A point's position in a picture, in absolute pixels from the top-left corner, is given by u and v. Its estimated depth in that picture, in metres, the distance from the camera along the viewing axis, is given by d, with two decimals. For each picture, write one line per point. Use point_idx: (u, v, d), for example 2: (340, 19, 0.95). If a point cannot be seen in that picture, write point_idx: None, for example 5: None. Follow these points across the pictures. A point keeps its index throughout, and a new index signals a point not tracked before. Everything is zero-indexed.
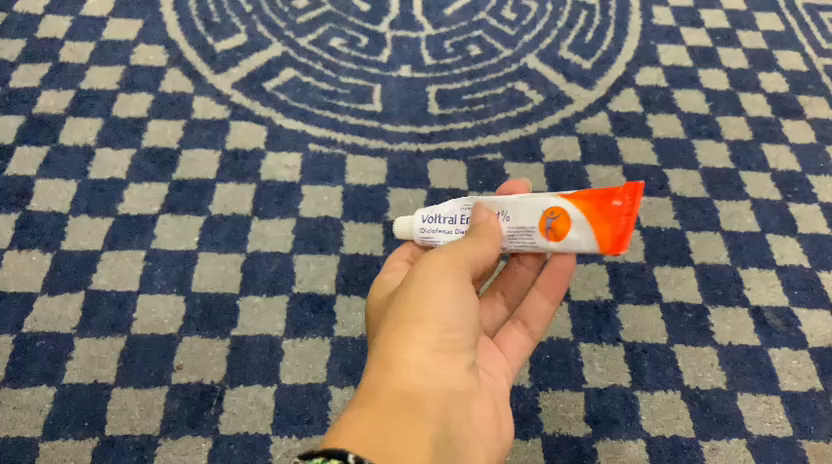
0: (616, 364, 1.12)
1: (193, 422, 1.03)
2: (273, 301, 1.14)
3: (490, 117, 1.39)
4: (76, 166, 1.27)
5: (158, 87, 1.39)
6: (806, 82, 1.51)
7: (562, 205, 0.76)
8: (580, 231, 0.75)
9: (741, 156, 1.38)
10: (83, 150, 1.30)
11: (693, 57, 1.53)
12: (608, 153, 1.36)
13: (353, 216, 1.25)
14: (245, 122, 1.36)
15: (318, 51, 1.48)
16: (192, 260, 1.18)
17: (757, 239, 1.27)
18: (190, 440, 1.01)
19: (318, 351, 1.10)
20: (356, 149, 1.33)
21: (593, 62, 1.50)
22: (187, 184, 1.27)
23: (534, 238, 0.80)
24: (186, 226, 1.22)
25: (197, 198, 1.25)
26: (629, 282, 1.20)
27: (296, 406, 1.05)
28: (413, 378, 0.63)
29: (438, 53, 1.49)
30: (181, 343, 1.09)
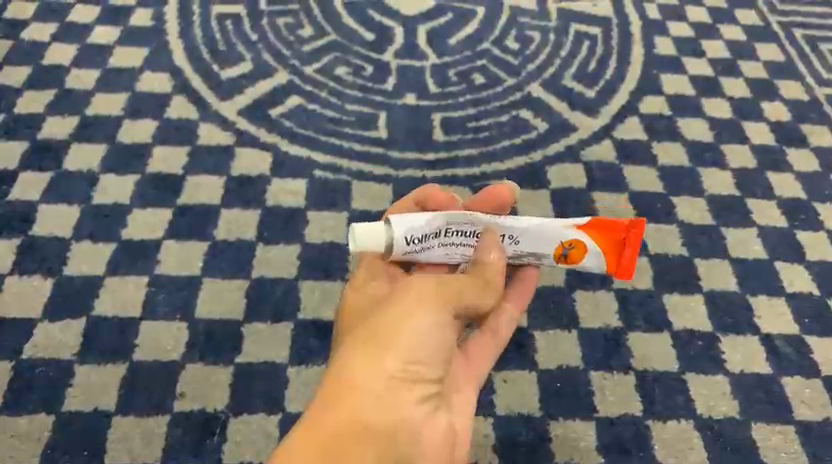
0: (630, 392, 0.90)
1: (13, 402, 0.81)
2: (132, 291, 0.90)
3: (503, 98, 1.21)
4: (18, 102, 1.09)
5: (20, 44, 1.17)
6: (792, 69, 1.32)
7: (580, 238, 0.75)
8: (594, 258, 0.76)
9: (722, 154, 1.18)
10: (32, 75, 1.13)
11: (663, 41, 1.34)
12: (639, 133, 1.19)
13: (247, 198, 1.01)
14: (112, 85, 1.13)
15: (226, 16, 1.26)
16: (31, 233, 0.94)
17: (749, 248, 1.06)
18: (3, 428, 0.79)
19: (218, 378, 0.85)
20: (264, 126, 1.11)
21: (615, 40, 1.33)
22: (36, 152, 1.03)
23: (543, 259, 0.78)
24: (28, 190, 0.99)
25: (45, 167, 1.01)
26: (610, 299, 0.98)
27: (143, 433, 0.80)
28: (370, 403, 0.58)
29: (371, 26, 1.29)
30: (11, 316, 0.87)
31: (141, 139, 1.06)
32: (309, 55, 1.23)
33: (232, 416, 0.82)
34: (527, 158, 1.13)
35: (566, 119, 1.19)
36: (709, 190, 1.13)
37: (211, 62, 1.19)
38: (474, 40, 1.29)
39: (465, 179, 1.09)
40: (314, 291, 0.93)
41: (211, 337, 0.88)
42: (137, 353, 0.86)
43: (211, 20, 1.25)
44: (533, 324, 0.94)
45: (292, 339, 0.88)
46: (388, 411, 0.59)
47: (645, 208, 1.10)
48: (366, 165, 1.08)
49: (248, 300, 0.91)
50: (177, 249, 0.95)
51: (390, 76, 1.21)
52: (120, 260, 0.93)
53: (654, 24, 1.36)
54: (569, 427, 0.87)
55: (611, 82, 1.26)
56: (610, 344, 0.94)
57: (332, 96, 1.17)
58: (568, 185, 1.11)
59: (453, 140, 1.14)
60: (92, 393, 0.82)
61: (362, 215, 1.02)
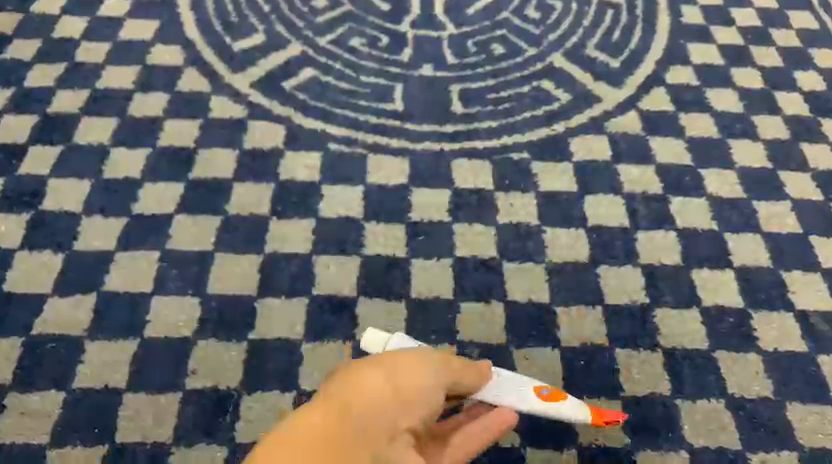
0: (657, 370, 0.86)
1: (23, 379, 0.79)
2: (144, 267, 0.88)
3: (523, 69, 1.17)
4: (27, 75, 1.07)
5: (30, 17, 1.14)
6: (828, 36, 1.26)
7: (556, 393, 0.79)
8: (573, 406, 0.78)
9: (754, 125, 1.13)
10: (42, 49, 1.10)
11: (691, 8, 1.28)
12: (666, 104, 1.14)
13: (260, 172, 0.99)
14: (123, 59, 1.10)
15: None
16: (41, 208, 0.93)
17: (783, 222, 1.02)
18: (13, 405, 0.78)
19: (231, 355, 0.82)
20: (277, 98, 1.08)
21: (640, 9, 1.27)
22: (46, 126, 1.01)
23: (523, 402, 0.77)
24: (37, 165, 0.97)
25: (55, 141, 0.99)
26: (636, 276, 0.94)
27: (154, 412, 0.78)
28: (357, 412, 0.54)
29: None
30: (21, 292, 0.85)
31: (152, 113, 1.04)
32: (323, 26, 1.19)
33: (245, 394, 0.80)
34: (549, 129, 1.09)
35: (589, 90, 1.15)
36: (739, 162, 1.08)
37: (223, 34, 1.16)
38: (493, 9, 1.25)
39: (485, 151, 1.05)
40: (329, 266, 0.90)
41: (224, 314, 0.85)
42: (148, 329, 0.84)
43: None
44: (556, 300, 0.91)
45: (307, 316, 0.86)
46: (373, 427, 0.55)
47: (673, 181, 1.05)
48: (382, 138, 1.05)
49: (261, 275, 0.89)
50: (189, 224, 0.92)
51: (406, 47, 1.18)
52: (132, 235, 0.91)
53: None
54: (594, 406, 0.83)
55: (636, 51, 1.21)
56: (636, 321, 0.90)
57: (347, 68, 1.13)
58: (592, 157, 1.06)
59: (472, 113, 1.10)
60: (103, 371, 0.80)
61: (378, 189, 0.99)
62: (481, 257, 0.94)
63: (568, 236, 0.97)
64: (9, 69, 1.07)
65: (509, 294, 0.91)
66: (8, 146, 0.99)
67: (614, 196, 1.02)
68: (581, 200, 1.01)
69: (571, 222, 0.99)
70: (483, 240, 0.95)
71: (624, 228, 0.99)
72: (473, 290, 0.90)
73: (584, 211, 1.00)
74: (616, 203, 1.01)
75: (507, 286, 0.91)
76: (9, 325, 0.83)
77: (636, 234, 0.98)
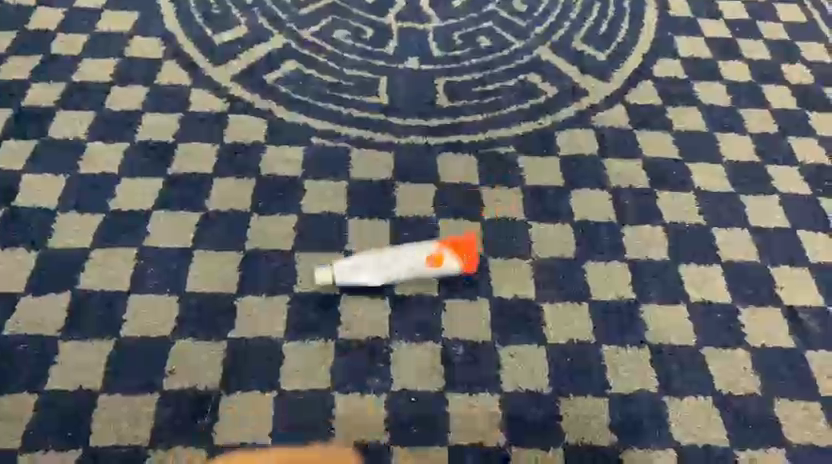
0: (645, 367, 0.85)
1: None
2: (121, 265, 0.86)
3: (510, 62, 1.15)
4: (1, 67, 1.04)
5: (5, 8, 1.11)
6: (815, 29, 1.25)
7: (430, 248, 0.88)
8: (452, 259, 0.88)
9: (742, 119, 1.12)
10: (17, 40, 1.07)
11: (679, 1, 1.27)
12: (653, 98, 1.13)
13: (241, 167, 0.97)
14: (101, 51, 1.08)
15: None
16: (16, 204, 0.90)
17: (771, 217, 1.01)
18: None
19: (210, 354, 0.80)
20: (259, 92, 1.06)
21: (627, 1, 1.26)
22: (21, 119, 0.98)
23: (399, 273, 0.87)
24: (12, 159, 0.94)
25: (30, 135, 0.97)
26: (623, 271, 0.93)
27: (131, 413, 0.76)
28: None
29: None
30: None
31: (130, 106, 1.01)
32: (306, 18, 1.17)
33: (225, 394, 0.78)
34: (535, 123, 1.08)
35: (576, 83, 1.13)
36: (727, 156, 1.07)
37: (203, 26, 1.13)
38: (479, 2, 1.23)
39: (470, 145, 1.04)
40: (311, 263, 0.89)
41: (203, 312, 0.83)
42: (125, 328, 0.81)
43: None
44: (542, 296, 0.89)
45: (288, 314, 0.84)
46: None
47: (661, 175, 1.04)
48: (366, 132, 1.03)
49: (242, 273, 0.87)
50: (168, 220, 0.90)
51: (391, 40, 1.16)
52: (109, 232, 0.89)
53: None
54: (581, 404, 0.82)
55: (624, 44, 1.19)
56: (624, 317, 0.89)
57: (330, 61, 1.11)
58: (578, 152, 1.05)
59: (457, 106, 1.08)
60: (78, 372, 0.78)
61: (361, 184, 0.97)
62: None
63: (555, 231, 0.96)
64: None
65: (495, 290, 0.89)
66: None
67: (601, 190, 1.01)
68: (568, 195, 1.00)
69: (558, 217, 0.97)
70: (469, 235, 0.94)
71: (611, 223, 0.97)
72: (458, 286, 0.89)
73: (571, 206, 0.98)
74: (603, 197, 1.00)
75: (493, 282, 0.90)
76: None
77: (623, 228, 0.97)
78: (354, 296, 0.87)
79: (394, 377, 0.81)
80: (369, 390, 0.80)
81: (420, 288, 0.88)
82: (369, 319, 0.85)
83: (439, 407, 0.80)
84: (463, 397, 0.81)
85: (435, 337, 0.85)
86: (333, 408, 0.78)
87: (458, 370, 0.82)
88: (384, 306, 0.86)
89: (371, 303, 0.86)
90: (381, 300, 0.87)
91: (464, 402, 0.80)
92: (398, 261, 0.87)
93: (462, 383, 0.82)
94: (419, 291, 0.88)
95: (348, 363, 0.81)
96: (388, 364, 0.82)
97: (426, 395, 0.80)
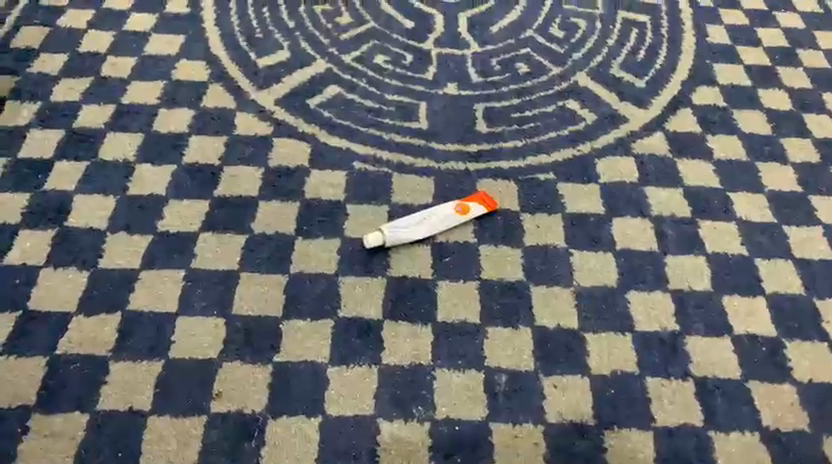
0: (689, 401, 0.85)
1: (48, 399, 0.78)
2: (170, 286, 0.87)
3: (548, 88, 1.15)
4: (53, 89, 1.07)
5: (56, 30, 1.14)
6: None
7: (460, 206, 0.97)
8: (478, 208, 0.98)
9: (784, 148, 1.11)
10: (69, 63, 1.10)
11: (717, 29, 1.27)
12: (693, 126, 1.12)
13: (285, 190, 0.98)
14: (148, 73, 1.10)
15: (262, 3, 1.23)
16: (67, 224, 0.92)
17: (816, 248, 1.00)
18: (38, 425, 0.77)
19: (256, 378, 0.81)
20: (302, 116, 1.07)
21: (665, 28, 1.26)
22: (73, 140, 1.01)
23: (436, 228, 0.95)
24: (64, 180, 0.96)
25: (81, 156, 0.99)
26: (665, 302, 0.92)
27: (179, 436, 0.77)
28: None
29: (411, 14, 1.24)
30: (47, 310, 0.85)
31: (177, 128, 1.03)
32: (347, 43, 1.19)
33: (271, 418, 0.79)
34: (575, 149, 1.07)
35: (615, 110, 1.13)
36: (769, 186, 1.06)
37: (247, 50, 1.15)
38: (517, 28, 1.24)
39: (510, 171, 1.04)
40: (354, 288, 0.89)
41: (249, 335, 0.84)
42: (173, 350, 0.83)
43: (248, 7, 1.22)
44: (585, 326, 0.89)
45: (332, 338, 0.85)
46: None
47: (703, 204, 1.03)
48: (406, 157, 1.04)
49: (287, 296, 0.88)
50: (214, 243, 0.92)
51: (431, 65, 1.17)
52: (157, 253, 0.90)
53: (706, 12, 1.30)
54: (626, 437, 0.81)
55: (662, 71, 1.19)
56: (667, 349, 0.88)
57: (371, 86, 1.13)
58: (619, 179, 1.04)
59: (496, 132, 1.09)
60: (127, 392, 0.79)
61: (403, 209, 0.98)
62: (507, 280, 0.92)
63: (597, 260, 0.95)
64: (35, 83, 1.07)
65: (537, 319, 0.89)
66: (33, 160, 0.98)
67: (643, 219, 1.00)
68: (609, 223, 0.99)
69: (600, 245, 0.97)
70: (510, 262, 0.94)
71: (653, 252, 0.97)
72: (500, 314, 0.89)
73: (612, 234, 0.98)
74: (644, 226, 1.00)
75: (535, 311, 0.90)
76: (33, 344, 0.82)
77: (665, 258, 0.97)
78: (397, 322, 0.87)
79: (437, 406, 0.81)
80: (413, 418, 0.80)
81: (462, 315, 0.88)
82: (412, 345, 0.85)
83: (483, 437, 0.79)
84: (507, 427, 0.80)
85: (479, 365, 0.85)
86: (377, 435, 0.79)
87: (501, 399, 0.82)
88: (427, 333, 0.86)
89: (413, 329, 0.87)
90: (424, 326, 0.87)
91: (508, 432, 0.80)
92: (431, 216, 0.96)
93: (506, 412, 0.81)
94: (461, 319, 0.88)
95: (392, 390, 0.82)
96: (431, 392, 0.82)
97: (470, 424, 0.80)
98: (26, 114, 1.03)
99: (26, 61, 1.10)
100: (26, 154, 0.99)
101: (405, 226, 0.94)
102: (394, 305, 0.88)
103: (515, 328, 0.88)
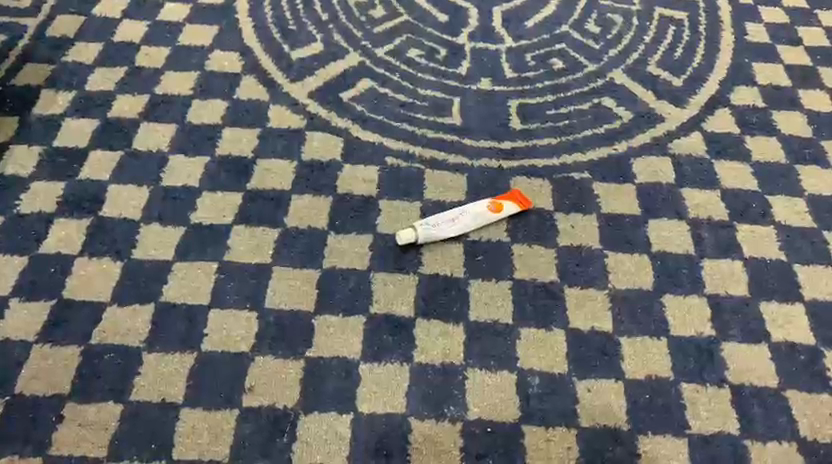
0: (725, 409, 0.83)
1: (81, 388, 0.79)
2: (202, 279, 0.87)
3: (584, 85, 1.13)
4: (89, 78, 1.07)
5: (91, 19, 1.15)
6: None
7: (495, 204, 0.96)
8: (512, 207, 0.96)
9: (825, 151, 1.08)
10: (103, 52, 1.10)
11: (757, 27, 1.24)
12: (731, 126, 1.10)
13: (317, 184, 0.97)
14: (182, 63, 1.10)
15: None
16: (101, 215, 0.92)
17: None
18: (71, 415, 0.77)
19: (288, 373, 0.81)
20: (334, 109, 1.07)
21: (703, 26, 1.24)
22: (108, 130, 1.01)
23: (470, 226, 0.94)
24: (99, 169, 0.97)
25: (116, 146, 0.99)
26: (702, 308, 0.90)
27: (211, 430, 0.77)
28: None
29: (445, 7, 1.23)
30: (80, 300, 0.85)
31: (210, 120, 1.03)
32: (380, 36, 1.17)
33: (302, 414, 0.78)
34: (610, 149, 1.05)
35: (652, 108, 1.11)
36: (809, 189, 1.04)
37: (280, 42, 1.15)
38: (552, 23, 1.22)
39: (544, 170, 1.02)
40: (386, 284, 0.89)
41: (281, 330, 0.84)
42: (206, 343, 0.83)
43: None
44: (619, 329, 0.88)
45: (364, 335, 0.84)
46: None
47: (740, 207, 1.01)
48: (439, 153, 1.03)
49: (319, 292, 0.87)
50: (247, 236, 0.92)
51: (464, 60, 1.15)
52: (190, 245, 0.90)
53: (745, 10, 1.27)
54: (660, 443, 0.80)
55: (700, 70, 1.17)
56: (703, 355, 0.87)
57: (403, 80, 1.12)
58: (655, 180, 1.02)
59: (531, 129, 1.07)
60: (160, 384, 0.79)
61: (435, 206, 0.97)
62: (541, 281, 0.91)
63: (632, 262, 0.94)
64: (71, 71, 1.08)
65: (570, 321, 0.88)
66: (69, 149, 0.99)
67: (678, 221, 0.98)
68: (645, 224, 0.98)
69: (635, 247, 0.95)
70: (543, 262, 0.93)
71: (689, 255, 0.95)
72: (534, 315, 0.88)
73: (648, 236, 0.96)
74: (680, 228, 0.98)
75: (568, 313, 0.88)
76: (68, 333, 0.82)
77: (702, 262, 0.95)
78: (429, 320, 0.86)
79: (469, 406, 0.80)
80: (445, 418, 0.79)
81: (494, 315, 0.87)
82: (444, 345, 0.85)
83: (515, 440, 0.79)
84: (539, 430, 0.79)
85: (511, 366, 0.84)
86: (408, 434, 0.78)
87: (533, 401, 0.81)
88: (459, 332, 0.86)
89: (446, 328, 0.86)
90: (456, 326, 0.86)
91: (541, 435, 0.79)
92: (464, 213, 0.95)
93: (539, 415, 0.80)
94: (493, 319, 0.87)
95: (424, 390, 0.81)
96: (463, 392, 0.81)
97: (502, 426, 0.79)
98: (62, 102, 1.04)
99: (61, 50, 1.10)
100: (62, 143, 0.99)
101: (439, 222, 0.93)
102: (426, 303, 0.88)
103: (548, 330, 0.87)
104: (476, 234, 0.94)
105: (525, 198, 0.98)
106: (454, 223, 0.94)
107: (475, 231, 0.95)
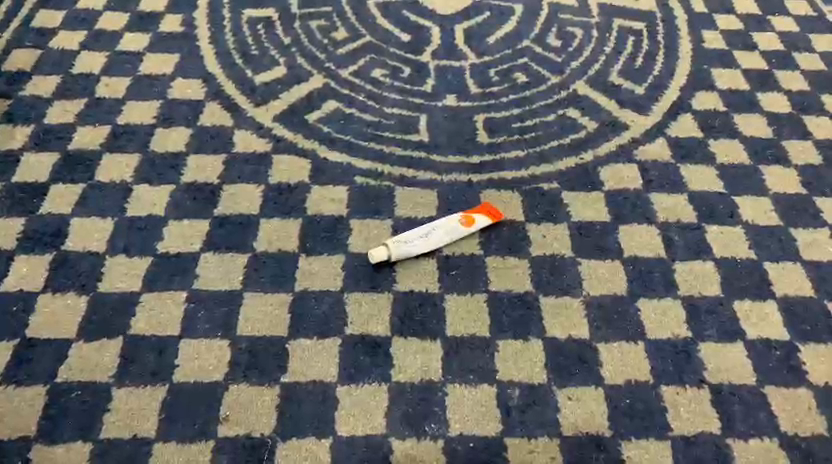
0: (705, 409, 0.83)
1: (49, 429, 0.76)
2: (171, 309, 0.85)
3: (548, 97, 1.14)
4: (47, 111, 1.05)
5: (48, 52, 1.13)
6: None
7: (466, 218, 0.95)
8: (483, 220, 0.96)
9: (786, 150, 1.10)
10: (61, 85, 1.09)
11: (713, 34, 1.26)
12: (694, 130, 1.11)
13: (286, 208, 0.96)
14: (144, 93, 1.09)
15: (255, 21, 1.22)
16: (63, 250, 0.90)
17: (825, 249, 0.99)
18: (39, 457, 0.74)
19: (264, 400, 0.79)
20: (300, 131, 1.06)
21: (661, 35, 1.26)
22: (68, 163, 0.99)
23: (442, 241, 0.94)
24: (59, 203, 0.95)
25: (76, 179, 0.97)
26: (676, 310, 0.91)
27: None
28: None
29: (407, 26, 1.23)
30: (45, 337, 0.82)
31: (174, 148, 1.02)
32: (343, 58, 1.17)
33: (280, 441, 0.77)
34: (577, 158, 1.06)
35: (616, 117, 1.12)
36: (773, 188, 1.05)
37: (243, 68, 1.14)
38: (513, 38, 1.23)
39: (514, 182, 1.02)
40: (361, 304, 0.88)
41: (255, 357, 0.82)
42: (178, 374, 0.81)
43: (242, 25, 1.21)
44: (595, 336, 0.87)
45: (340, 357, 0.83)
46: None
47: (708, 209, 1.02)
48: (408, 170, 1.03)
49: (292, 315, 0.86)
50: (216, 263, 0.90)
51: (429, 78, 1.16)
52: (158, 275, 0.88)
53: (701, 18, 1.29)
54: (643, 448, 0.79)
55: (661, 78, 1.19)
56: (680, 356, 0.87)
57: (369, 99, 1.12)
58: (623, 186, 1.03)
59: (498, 142, 1.07)
60: (131, 420, 0.77)
61: (407, 222, 0.96)
62: (515, 291, 0.91)
63: (606, 269, 0.94)
64: (28, 105, 1.06)
65: (547, 330, 0.87)
66: (29, 184, 0.96)
67: (648, 225, 0.99)
68: (615, 230, 0.98)
69: (607, 253, 0.96)
70: (518, 273, 0.92)
71: (661, 258, 0.96)
72: (511, 326, 0.87)
73: (619, 242, 0.97)
74: (650, 233, 0.98)
75: (545, 322, 0.88)
76: (33, 373, 0.80)
77: (673, 264, 0.95)
78: (406, 337, 0.85)
79: (451, 422, 0.79)
80: (426, 436, 0.78)
81: (471, 329, 0.87)
82: (422, 361, 0.84)
83: (498, 453, 0.78)
84: (522, 442, 0.79)
85: (491, 379, 0.83)
86: (390, 455, 0.77)
87: (515, 413, 0.81)
88: (436, 348, 0.85)
89: (422, 345, 0.85)
90: (433, 342, 0.85)
91: (524, 447, 0.78)
92: (435, 229, 0.94)
93: (521, 427, 0.80)
94: (471, 333, 0.86)
95: (404, 409, 0.80)
96: (444, 409, 0.80)
97: (484, 440, 0.78)
98: (20, 137, 1.02)
99: (18, 84, 1.08)
100: (21, 178, 0.97)
101: (410, 238, 0.92)
102: (401, 320, 0.87)
103: (526, 341, 0.86)
104: (448, 249, 0.94)
105: (495, 210, 0.98)
106: (425, 239, 0.93)
107: (448, 245, 0.94)
